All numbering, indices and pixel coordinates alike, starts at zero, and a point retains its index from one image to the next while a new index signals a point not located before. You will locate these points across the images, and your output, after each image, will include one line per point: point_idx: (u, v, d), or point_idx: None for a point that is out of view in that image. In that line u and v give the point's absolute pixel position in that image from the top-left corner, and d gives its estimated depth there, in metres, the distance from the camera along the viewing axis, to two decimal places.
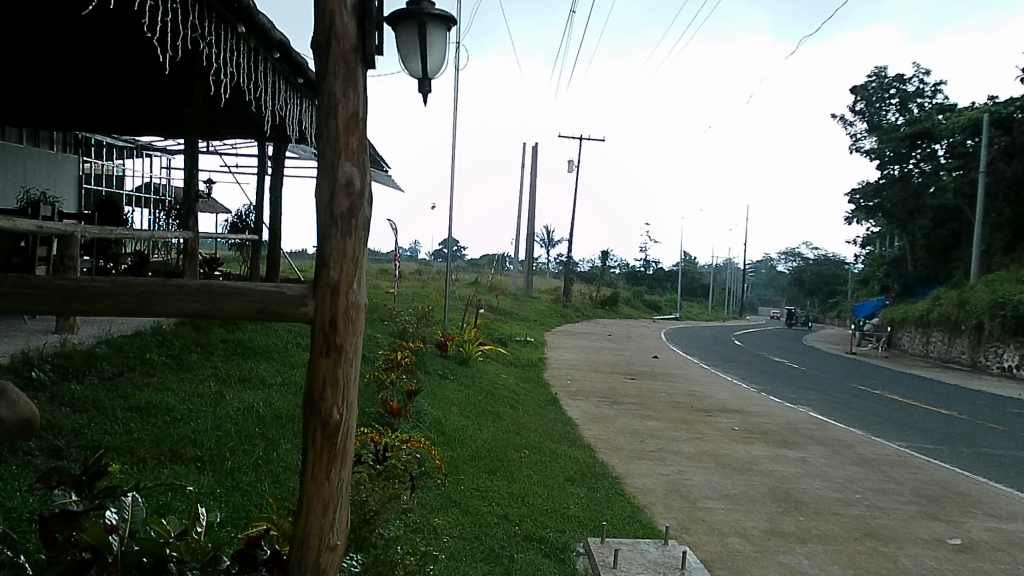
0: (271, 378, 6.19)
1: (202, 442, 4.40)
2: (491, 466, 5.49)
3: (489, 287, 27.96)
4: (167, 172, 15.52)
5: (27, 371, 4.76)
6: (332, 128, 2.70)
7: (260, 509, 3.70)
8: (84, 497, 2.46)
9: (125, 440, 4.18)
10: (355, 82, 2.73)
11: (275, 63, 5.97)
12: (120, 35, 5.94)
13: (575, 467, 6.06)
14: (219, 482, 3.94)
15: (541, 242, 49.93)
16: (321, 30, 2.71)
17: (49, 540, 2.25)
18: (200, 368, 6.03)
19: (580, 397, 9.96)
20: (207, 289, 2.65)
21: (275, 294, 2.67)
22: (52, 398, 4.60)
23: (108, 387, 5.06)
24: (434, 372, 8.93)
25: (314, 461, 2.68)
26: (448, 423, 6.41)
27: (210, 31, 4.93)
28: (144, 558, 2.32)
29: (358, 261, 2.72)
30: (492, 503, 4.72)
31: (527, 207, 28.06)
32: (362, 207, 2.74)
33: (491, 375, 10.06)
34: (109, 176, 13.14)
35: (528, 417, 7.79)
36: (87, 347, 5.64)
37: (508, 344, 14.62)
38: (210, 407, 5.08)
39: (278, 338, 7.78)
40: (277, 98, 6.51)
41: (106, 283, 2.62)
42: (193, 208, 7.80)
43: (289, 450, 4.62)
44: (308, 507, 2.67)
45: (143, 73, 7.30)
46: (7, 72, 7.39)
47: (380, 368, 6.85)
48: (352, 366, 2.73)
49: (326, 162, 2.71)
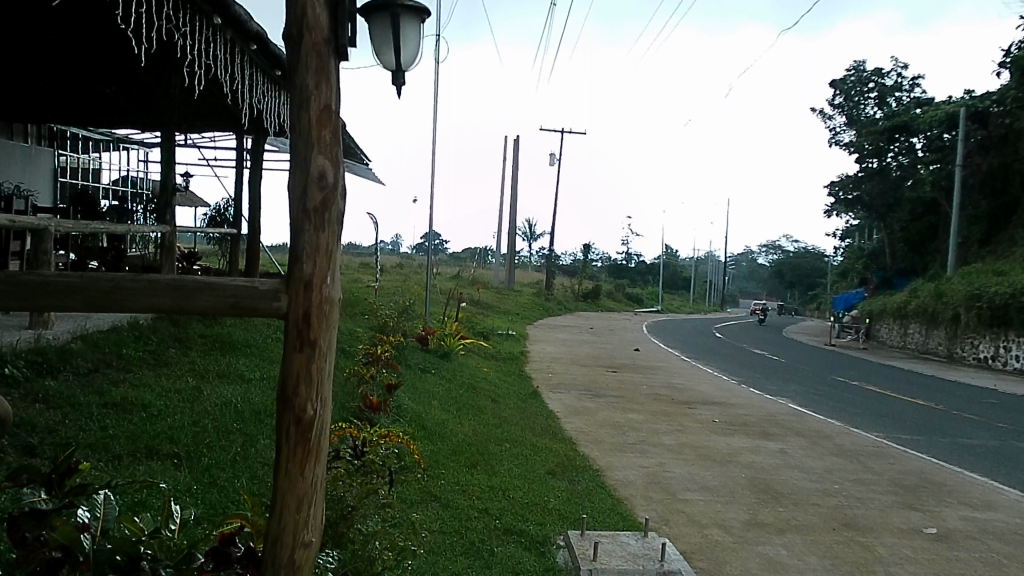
0: (250, 373, 6.15)
1: (180, 438, 4.37)
2: (473, 460, 5.49)
3: (471, 280, 27.87)
4: (144, 165, 15.38)
5: (0, 367, 4.71)
6: (304, 120, 2.67)
7: (237, 505, 3.68)
8: (54, 496, 2.40)
9: (100, 437, 4.13)
10: (328, 73, 2.70)
11: (252, 55, 5.90)
12: (93, 26, 5.86)
13: (556, 460, 6.07)
14: (196, 479, 3.91)
15: (524, 235, 49.83)
16: (292, 22, 2.68)
17: (18, 539, 2.19)
18: (178, 364, 5.98)
19: (563, 390, 9.98)
20: (179, 283, 2.61)
21: (248, 289, 2.64)
22: (26, 395, 4.55)
23: (84, 383, 5.01)
24: (415, 367, 8.91)
25: (288, 457, 2.66)
26: (429, 417, 6.40)
27: (186, 22, 4.87)
28: (117, 556, 2.29)
29: (331, 255, 2.70)
30: (472, 497, 4.71)
31: (509, 201, 28.04)
32: (335, 200, 2.72)
33: (473, 369, 10.05)
34: (85, 170, 12.98)
35: (509, 410, 7.79)
36: (61, 343, 5.57)
37: (490, 337, 14.60)
38: (187, 402, 5.04)
39: (257, 333, 7.72)
40: (254, 91, 6.44)
41: (74, 278, 2.59)
42: (170, 201, 7.68)
43: (267, 445, 4.59)
44: (283, 502, 2.65)
45: (117, 65, 7.19)
46: None
47: (360, 362, 6.82)
48: (326, 361, 2.71)
49: (298, 156, 2.68)
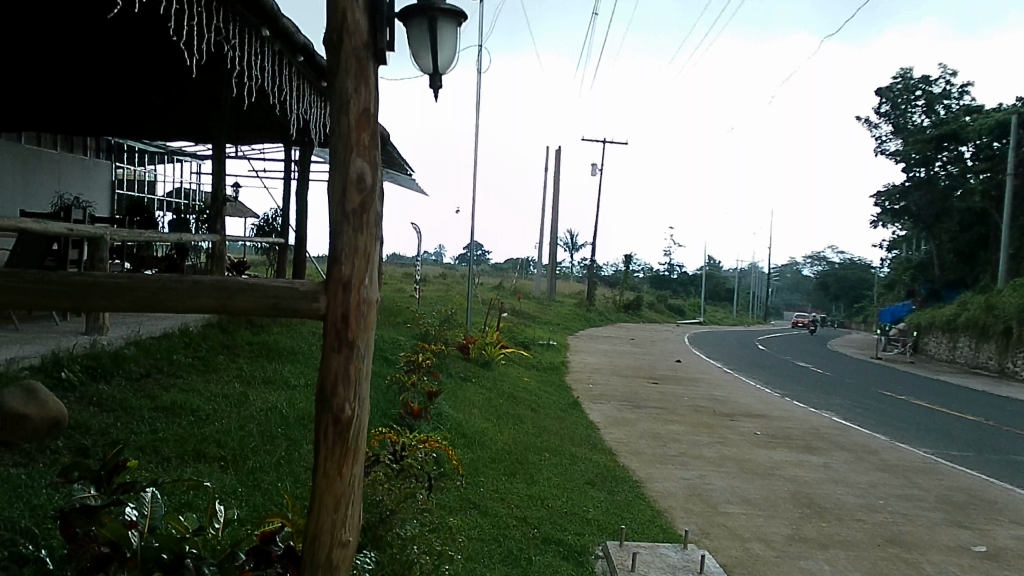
0: (294, 379, 6.26)
1: (226, 441, 4.47)
2: (511, 468, 5.51)
3: (512, 291, 27.93)
4: (197, 177, 15.78)
5: (57, 371, 4.87)
6: (343, 124, 2.73)
7: (279, 506, 3.75)
8: (104, 493, 2.50)
9: (150, 440, 4.24)
10: (366, 78, 2.76)
11: (298, 67, 6.03)
12: (148, 40, 6.06)
13: (595, 470, 6.05)
14: (241, 482, 3.99)
15: (566, 246, 49.79)
16: (333, 28, 2.74)
17: (69, 534, 2.29)
18: (225, 369, 6.11)
19: (602, 401, 9.94)
20: (222, 284, 2.68)
21: (288, 290, 2.70)
22: (82, 398, 4.70)
23: (136, 387, 5.15)
24: (456, 375, 8.97)
25: (326, 457, 2.70)
26: (469, 425, 6.43)
27: (235, 35, 5.00)
28: (163, 554, 2.34)
29: (369, 257, 2.75)
30: (511, 505, 4.73)
31: (550, 212, 28.07)
32: (373, 203, 2.77)
33: (513, 379, 10.07)
34: (140, 182, 13.37)
35: (549, 420, 7.79)
36: (115, 348, 5.75)
37: (531, 347, 14.62)
38: (234, 407, 5.16)
39: (302, 341, 7.86)
40: (300, 102, 6.58)
41: (122, 279, 2.67)
42: (221, 211, 7.87)
43: (310, 450, 4.68)
44: (321, 502, 2.70)
45: (171, 78, 7.41)
46: (39, 76, 7.55)
47: (401, 370, 6.90)
48: (363, 362, 2.76)
49: (338, 159, 2.74)
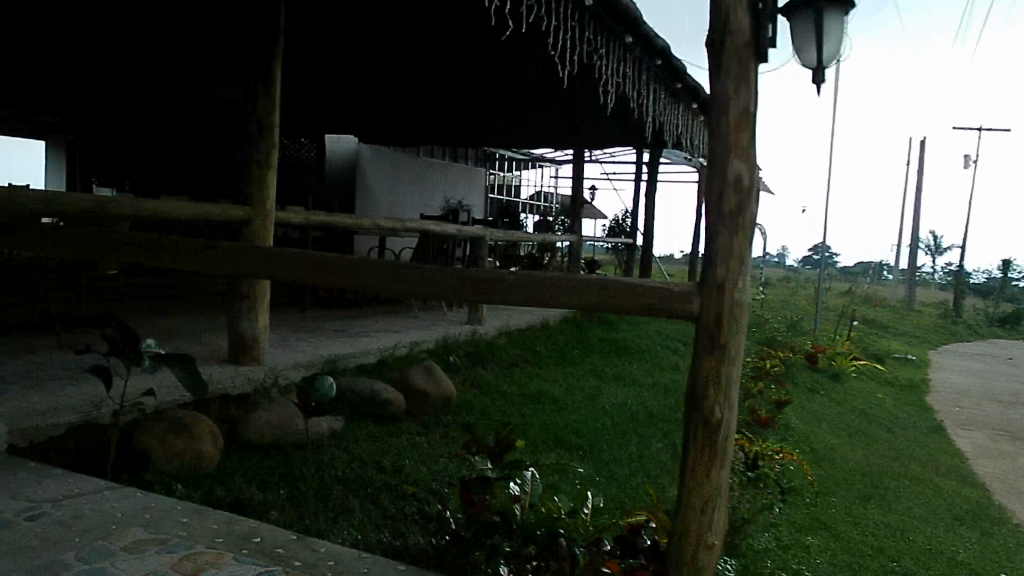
0: (643, 378, 6.43)
1: (583, 431, 4.75)
2: (867, 493, 5.10)
3: (864, 297, 25.77)
4: (554, 180, 16.89)
5: (445, 355, 5.59)
6: (723, 126, 2.73)
7: (635, 499, 3.89)
8: (497, 466, 2.82)
9: (520, 422, 4.67)
10: (747, 78, 2.73)
11: (657, 70, 6.16)
12: (521, 53, 6.65)
13: (967, 506, 5.37)
14: (598, 471, 4.21)
15: (928, 249, 44.64)
16: (716, 29, 2.74)
17: (468, 500, 2.67)
18: (580, 364, 6.48)
19: (977, 428, 8.75)
20: (601, 283, 2.84)
21: (664, 292, 2.77)
22: (464, 380, 5.34)
23: (507, 374, 5.70)
24: (802, 386, 8.52)
25: (695, 458, 2.75)
26: (820, 441, 6.08)
27: (600, 44, 5.27)
28: (540, 530, 2.60)
29: (743, 261, 2.73)
30: (868, 534, 4.37)
31: (915, 211, 25.35)
32: (750, 205, 2.74)
33: (866, 394, 9.29)
34: (507, 186, 14.70)
35: (912, 444, 7.06)
36: (491, 337, 6.41)
37: (886, 361, 13.34)
38: (588, 400, 5.46)
39: (648, 340, 8.03)
40: (656, 104, 6.71)
41: (516, 276, 2.93)
42: (579, 213, 8.32)
43: (659, 449, 4.77)
44: (688, 502, 2.75)
45: (538, 87, 8.01)
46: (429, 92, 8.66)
47: (748, 378, 6.74)
48: (735, 365, 2.75)
49: (715, 161, 2.74)
